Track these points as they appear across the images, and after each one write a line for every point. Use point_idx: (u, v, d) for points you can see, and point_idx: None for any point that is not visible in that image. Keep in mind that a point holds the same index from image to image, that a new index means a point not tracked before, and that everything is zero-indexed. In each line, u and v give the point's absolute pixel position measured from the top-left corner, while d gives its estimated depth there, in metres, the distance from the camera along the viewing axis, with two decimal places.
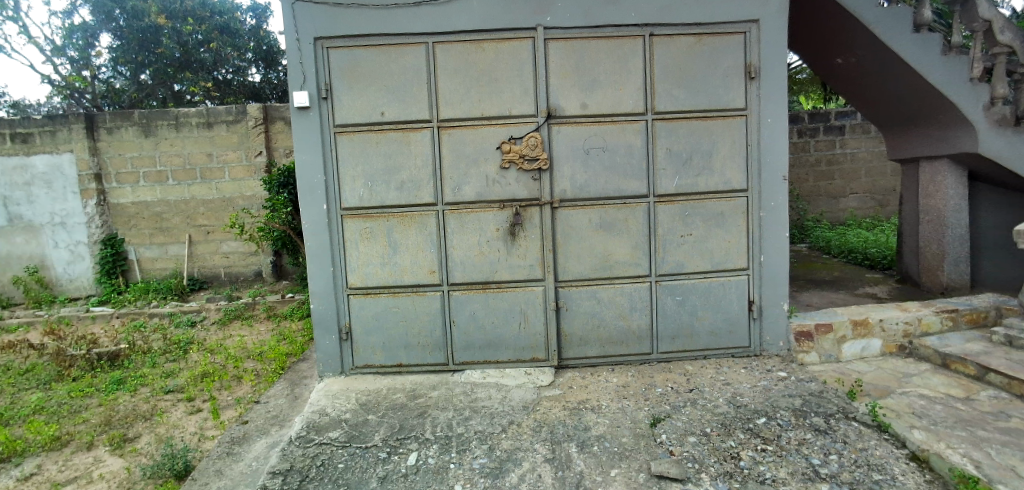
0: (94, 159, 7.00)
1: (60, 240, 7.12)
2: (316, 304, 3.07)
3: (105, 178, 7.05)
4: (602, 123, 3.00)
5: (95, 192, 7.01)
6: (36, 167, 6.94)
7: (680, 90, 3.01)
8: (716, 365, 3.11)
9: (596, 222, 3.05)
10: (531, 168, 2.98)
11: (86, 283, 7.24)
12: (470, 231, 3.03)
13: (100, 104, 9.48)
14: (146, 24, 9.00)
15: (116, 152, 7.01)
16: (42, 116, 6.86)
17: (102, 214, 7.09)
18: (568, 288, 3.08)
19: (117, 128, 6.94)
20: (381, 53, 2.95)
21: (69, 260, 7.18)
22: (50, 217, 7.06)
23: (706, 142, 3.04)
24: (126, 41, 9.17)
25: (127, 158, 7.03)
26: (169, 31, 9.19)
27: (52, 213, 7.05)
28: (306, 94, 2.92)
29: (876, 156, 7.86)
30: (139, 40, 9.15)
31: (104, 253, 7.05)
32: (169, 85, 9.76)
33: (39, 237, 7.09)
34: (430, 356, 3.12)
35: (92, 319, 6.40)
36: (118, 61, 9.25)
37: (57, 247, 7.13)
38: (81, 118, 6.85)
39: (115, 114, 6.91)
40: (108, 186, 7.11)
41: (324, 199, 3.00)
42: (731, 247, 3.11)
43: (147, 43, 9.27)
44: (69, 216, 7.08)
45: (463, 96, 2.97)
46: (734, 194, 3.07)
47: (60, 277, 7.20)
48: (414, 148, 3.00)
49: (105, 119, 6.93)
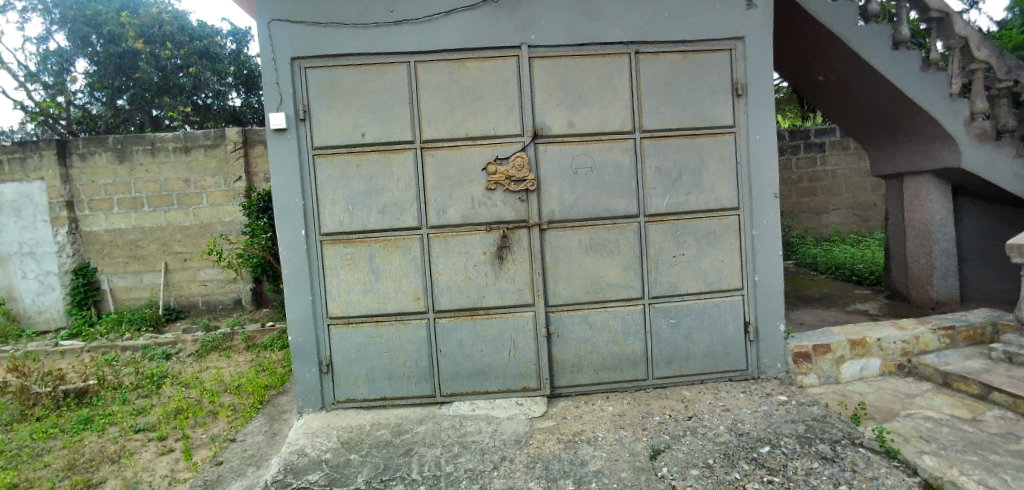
0: (66, 187, 6.76)
1: (29, 270, 6.83)
2: (293, 335, 2.90)
3: (78, 206, 6.81)
4: (590, 142, 2.93)
5: (67, 220, 6.77)
6: (4, 196, 6.69)
7: (668, 108, 2.96)
8: (714, 389, 2.99)
9: (585, 243, 2.95)
10: (517, 189, 2.88)
11: (56, 315, 6.94)
12: (456, 255, 2.91)
13: (76, 130, 9.04)
14: (123, 49, 8.87)
15: (89, 178, 6.79)
16: (11, 143, 6.64)
17: (74, 242, 6.82)
18: (559, 313, 2.95)
19: (90, 154, 6.73)
20: (361, 73, 2.86)
21: (38, 291, 6.88)
22: (18, 247, 6.78)
23: (696, 160, 2.98)
24: (102, 66, 8.92)
25: (101, 185, 6.80)
26: (147, 56, 9.11)
27: (21, 242, 6.78)
28: (283, 115, 2.81)
29: (855, 172, 7.93)
30: (116, 64, 8.97)
31: (75, 283, 6.77)
32: (147, 110, 9.60)
33: (6, 267, 6.80)
34: (416, 388, 2.95)
35: (61, 354, 6.09)
36: (94, 86, 8.97)
37: (25, 278, 6.83)
38: (53, 145, 6.63)
39: (88, 140, 6.71)
40: (80, 214, 6.85)
41: (302, 223, 2.86)
42: (725, 266, 3.03)
43: (125, 69, 9.11)
44: (39, 245, 6.80)
45: (446, 116, 2.88)
46: (726, 212, 3.01)
47: (28, 309, 6.89)
48: (397, 171, 2.89)
49: (77, 145, 6.72)
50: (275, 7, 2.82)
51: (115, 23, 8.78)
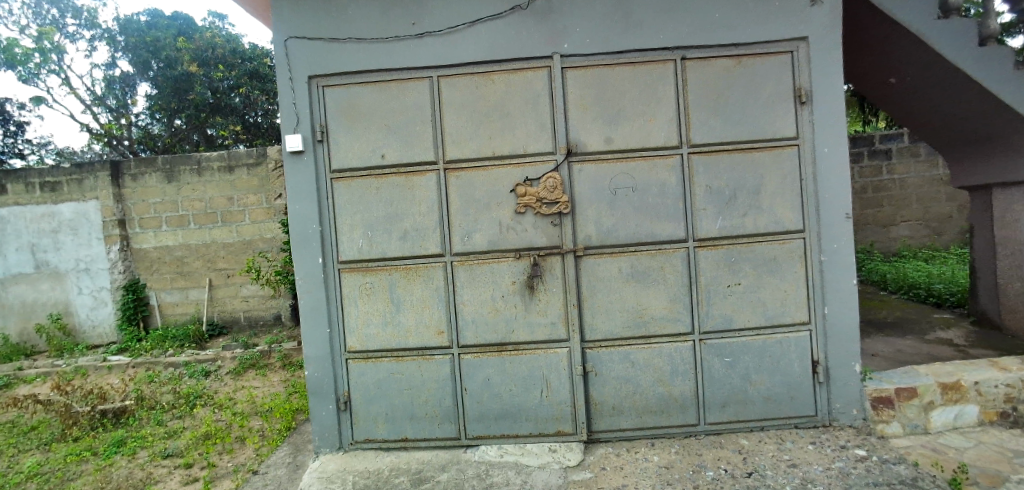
0: (119, 206, 6.98)
1: (85, 286, 7.06)
2: (310, 370, 2.72)
3: (129, 224, 7.01)
4: (631, 159, 2.63)
5: (119, 238, 6.97)
6: (63, 215, 6.97)
7: (718, 119, 2.63)
8: (777, 439, 2.60)
9: (626, 272, 2.64)
10: (549, 212, 2.61)
11: (107, 330, 7.13)
12: (483, 286, 2.66)
13: (136, 149, 9.61)
14: (179, 72, 9.18)
15: (140, 198, 6.98)
16: (70, 165, 6.91)
17: (125, 259, 7.02)
18: (596, 350, 2.65)
19: (141, 174, 6.92)
20: (382, 91, 2.69)
21: (92, 306, 7.10)
22: (75, 264, 7.03)
23: (752, 178, 2.63)
24: (161, 89, 9.38)
25: (150, 204, 6.98)
26: (202, 78, 9.36)
27: (77, 259, 7.02)
28: (300, 137, 2.66)
29: (926, 181, 7.25)
30: (173, 87, 9.28)
31: (125, 299, 6.95)
32: (203, 129, 9.84)
33: (64, 283, 7.06)
34: (439, 429, 2.71)
35: (109, 369, 6.22)
36: (153, 108, 9.49)
37: (81, 293, 7.07)
38: (107, 166, 6.87)
39: (139, 161, 6.91)
40: (131, 232, 7.05)
41: (318, 251, 2.70)
42: (788, 297, 2.65)
43: (181, 91, 9.37)
44: (93, 262, 7.02)
45: (471, 134, 2.65)
46: (788, 235, 2.64)
47: (83, 324, 7.12)
48: (419, 194, 2.68)
49: (129, 166, 6.93)
50: (293, 24, 2.69)
51: (172, 48, 9.16)
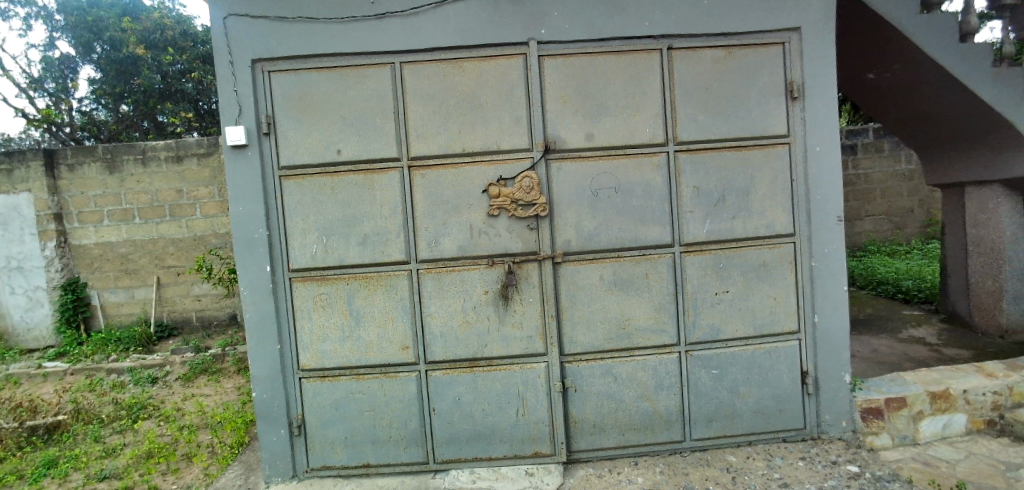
0: (54, 199, 6.34)
1: (18, 286, 6.40)
2: (258, 392, 2.42)
3: (66, 218, 6.38)
4: (614, 157, 2.42)
5: (55, 234, 6.34)
6: None
7: (707, 115, 2.44)
8: (766, 454, 2.46)
9: (608, 280, 2.44)
10: (526, 215, 2.38)
11: (45, 333, 6.48)
12: (453, 296, 2.41)
13: (78, 137, 8.72)
14: (124, 55, 8.37)
15: (78, 190, 6.37)
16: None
17: (62, 256, 6.40)
18: (576, 364, 2.45)
19: (79, 164, 6.30)
20: (337, 79, 2.38)
21: (27, 307, 6.43)
22: (6, 261, 6.36)
23: (742, 178, 2.46)
24: (106, 72, 8.53)
25: (90, 197, 6.37)
26: (149, 61, 8.58)
27: (8, 256, 6.36)
28: (243, 129, 2.34)
29: (889, 176, 7.35)
30: (117, 70, 8.52)
31: (63, 299, 6.34)
32: (152, 116, 9.18)
33: None
34: (405, 454, 2.45)
35: (44, 377, 5.61)
36: (97, 92, 8.60)
37: (14, 293, 6.40)
38: (40, 154, 6.22)
39: (77, 149, 6.29)
40: (69, 227, 6.43)
41: (266, 259, 2.40)
42: (778, 305, 2.51)
43: (126, 74, 8.63)
44: (27, 259, 6.37)
45: (439, 128, 2.39)
46: (778, 240, 2.49)
47: (17, 326, 6.45)
48: (381, 194, 2.40)
49: (66, 155, 6.30)
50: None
51: (116, 29, 8.25)
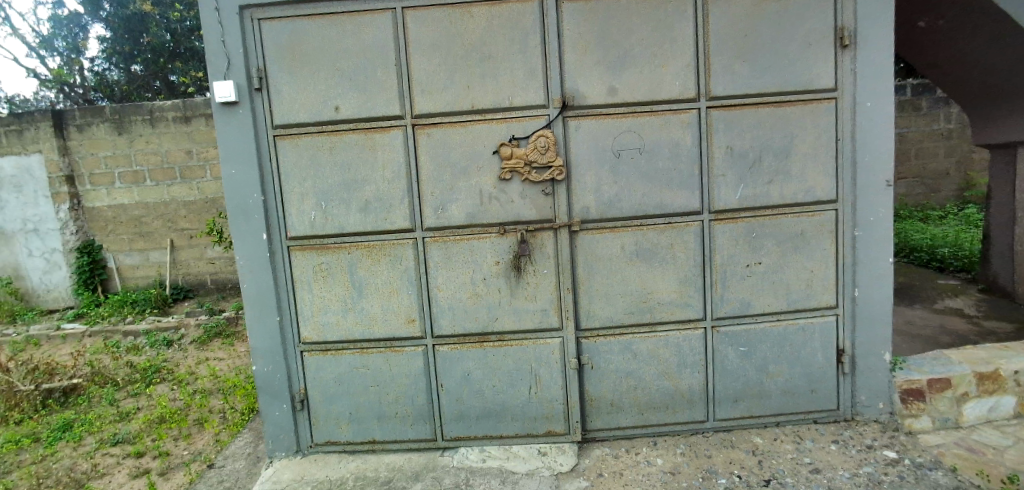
0: (65, 160, 6.22)
1: (35, 248, 6.38)
2: (259, 366, 2.32)
3: (78, 180, 6.28)
4: (638, 114, 2.17)
5: (68, 197, 6.26)
6: (5, 170, 6.22)
7: (745, 66, 2.16)
8: (795, 437, 2.30)
9: (630, 250, 2.24)
10: (540, 179, 2.17)
11: (63, 294, 6.49)
12: (461, 267, 2.24)
13: (93, 98, 8.50)
14: (131, 12, 8.03)
15: (88, 151, 6.22)
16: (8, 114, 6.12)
17: (76, 219, 6.33)
18: (594, 340, 2.28)
19: (87, 125, 6.14)
20: (330, 27, 2.15)
21: (45, 269, 6.45)
22: (22, 224, 6.32)
23: (781, 137, 2.20)
24: (116, 32, 8.21)
25: (101, 158, 6.23)
26: (157, 18, 8.16)
27: (24, 219, 6.32)
28: (231, 84, 2.14)
29: (926, 136, 6.90)
30: (126, 27, 8.17)
31: (80, 262, 6.28)
32: (164, 75, 8.65)
33: (11, 245, 6.36)
34: (412, 431, 2.35)
35: (63, 339, 5.63)
36: (107, 52, 8.28)
37: (31, 255, 6.39)
38: (47, 114, 6.06)
39: (85, 109, 6.11)
40: (82, 189, 6.33)
41: (262, 226, 2.24)
42: (815, 278, 2.30)
43: (136, 30, 8.26)
44: (43, 222, 6.32)
45: (444, 82, 2.16)
46: (818, 207, 2.25)
47: (37, 288, 6.46)
48: (382, 156, 2.20)
49: (74, 115, 6.15)
50: None
51: None
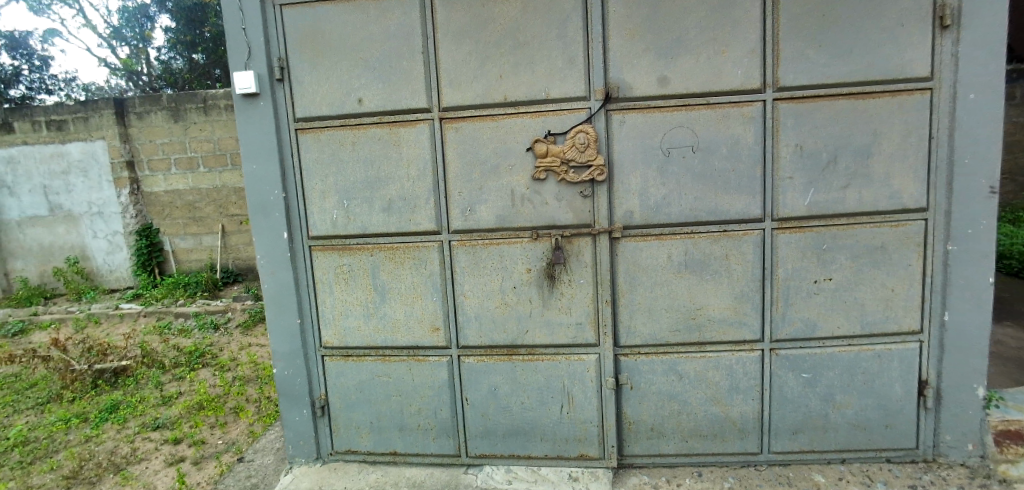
0: (126, 146, 6.21)
1: (99, 230, 6.43)
2: (280, 369, 2.24)
3: (138, 166, 6.25)
4: (692, 107, 1.90)
5: (128, 182, 6.26)
6: (71, 155, 6.24)
7: (821, 51, 1.86)
8: (864, 478, 2.01)
9: (677, 261, 1.99)
10: (578, 179, 1.95)
11: (125, 275, 6.55)
12: (490, 274, 2.06)
13: (158, 86, 8.63)
14: (191, 3, 7.76)
15: (146, 138, 6.19)
16: (75, 101, 6.14)
17: (136, 203, 6.32)
18: (633, 358, 2.07)
19: (146, 113, 6.09)
20: (354, 13, 2.00)
21: (108, 250, 6.50)
22: (87, 206, 6.37)
23: (862, 135, 1.89)
24: (179, 22, 8.05)
25: (158, 144, 6.18)
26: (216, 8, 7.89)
27: (88, 202, 6.35)
28: (252, 75, 2.03)
29: (1018, 129, 6.16)
30: (187, 18, 7.95)
31: (138, 245, 6.30)
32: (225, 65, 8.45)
33: (78, 226, 6.44)
34: (434, 445, 2.22)
35: (120, 318, 5.76)
36: (170, 41, 8.16)
37: (96, 237, 6.46)
38: (110, 102, 6.05)
39: (144, 97, 6.07)
40: (141, 175, 6.30)
41: (283, 225, 2.14)
42: (896, 298, 1.98)
43: (196, 21, 8.02)
44: (105, 205, 6.34)
45: (475, 72, 1.97)
46: (905, 216, 1.92)
47: (101, 268, 6.54)
48: (407, 152, 2.04)
49: (134, 102, 6.09)
50: None
51: None
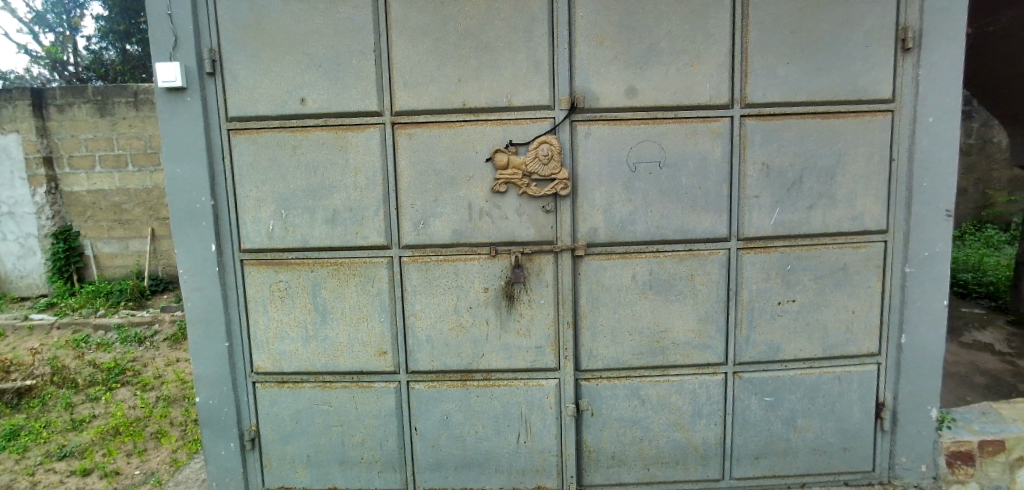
0: (44, 141, 5.41)
1: (8, 232, 5.56)
2: (203, 397, 1.98)
3: (57, 163, 5.47)
4: (660, 121, 1.83)
5: (45, 179, 5.44)
6: None
7: (789, 69, 1.83)
8: None
9: (642, 281, 1.90)
10: (541, 193, 1.83)
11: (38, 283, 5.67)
12: (444, 293, 1.90)
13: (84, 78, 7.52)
14: None
15: (68, 132, 5.42)
16: None
17: (54, 203, 5.51)
18: (595, 382, 1.95)
19: (68, 105, 5.35)
20: (300, 2, 1.81)
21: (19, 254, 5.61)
22: None
23: (826, 155, 1.87)
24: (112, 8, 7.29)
25: (81, 140, 5.44)
26: None
27: None
28: (178, 66, 1.79)
29: None
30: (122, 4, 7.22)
31: (55, 249, 5.48)
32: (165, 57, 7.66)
33: None
34: (379, 479, 2.02)
35: (30, 330, 4.91)
36: (101, 30, 7.28)
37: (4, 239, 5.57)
38: (25, 93, 5.28)
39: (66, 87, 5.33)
40: (61, 172, 5.51)
41: (211, 236, 1.90)
42: (857, 319, 1.97)
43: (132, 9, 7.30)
44: (18, 204, 5.50)
45: (434, 74, 1.81)
46: (865, 238, 1.92)
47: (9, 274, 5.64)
48: (355, 158, 1.85)
49: (54, 93, 5.34)
50: None
51: None
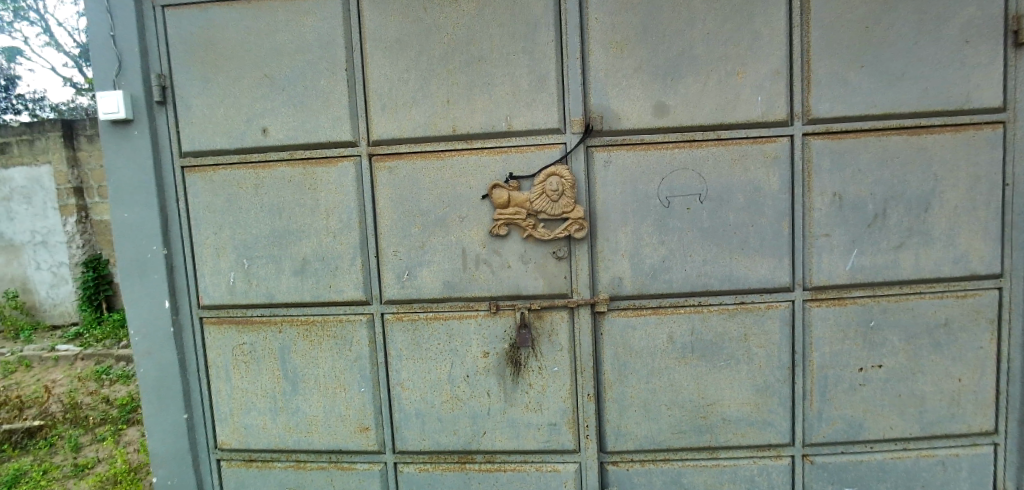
0: (76, 172, 4.52)
1: (41, 261, 4.60)
2: (160, 478, 1.68)
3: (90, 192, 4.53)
4: (697, 143, 1.46)
5: (76, 209, 4.52)
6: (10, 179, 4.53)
7: (865, 73, 1.43)
8: None
9: (681, 343, 1.52)
10: (551, 235, 1.47)
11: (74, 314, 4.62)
12: (435, 358, 1.56)
13: None
14: None
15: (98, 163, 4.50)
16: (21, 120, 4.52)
17: (85, 233, 4.56)
18: (625, 467, 1.57)
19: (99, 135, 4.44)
20: (260, 16, 1.53)
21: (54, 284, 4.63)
22: (29, 235, 4.58)
23: (917, 180, 1.45)
24: None
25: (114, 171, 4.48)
26: None
27: (30, 230, 4.57)
28: (121, 95, 1.54)
29: None
30: None
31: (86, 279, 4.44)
32: None
33: (15, 257, 4.62)
34: None
35: (54, 361, 3.89)
36: None
37: (37, 268, 4.60)
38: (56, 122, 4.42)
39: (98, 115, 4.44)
40: (93, 202, 4.59)
41: (164, 291, 1.62)
42: (964, 391, 1.53)
43: None
44: (51, 233, 4.56)
45: (418, 95, 1.50)
46: (972, 285, 1.49)
47: (43, 305, 4.64)
48: (327, 198, 1.54)
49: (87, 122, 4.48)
50: None
51: None
